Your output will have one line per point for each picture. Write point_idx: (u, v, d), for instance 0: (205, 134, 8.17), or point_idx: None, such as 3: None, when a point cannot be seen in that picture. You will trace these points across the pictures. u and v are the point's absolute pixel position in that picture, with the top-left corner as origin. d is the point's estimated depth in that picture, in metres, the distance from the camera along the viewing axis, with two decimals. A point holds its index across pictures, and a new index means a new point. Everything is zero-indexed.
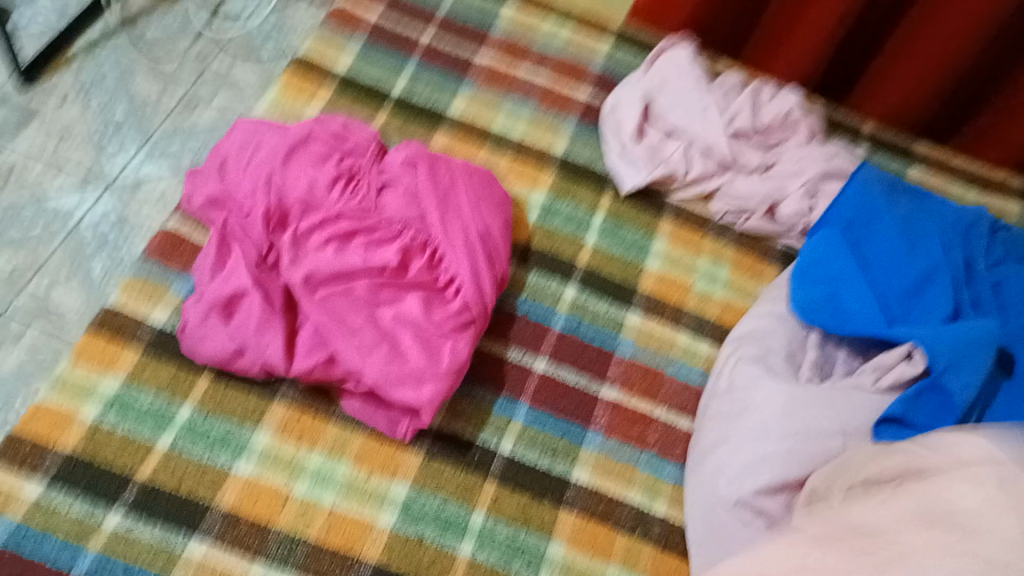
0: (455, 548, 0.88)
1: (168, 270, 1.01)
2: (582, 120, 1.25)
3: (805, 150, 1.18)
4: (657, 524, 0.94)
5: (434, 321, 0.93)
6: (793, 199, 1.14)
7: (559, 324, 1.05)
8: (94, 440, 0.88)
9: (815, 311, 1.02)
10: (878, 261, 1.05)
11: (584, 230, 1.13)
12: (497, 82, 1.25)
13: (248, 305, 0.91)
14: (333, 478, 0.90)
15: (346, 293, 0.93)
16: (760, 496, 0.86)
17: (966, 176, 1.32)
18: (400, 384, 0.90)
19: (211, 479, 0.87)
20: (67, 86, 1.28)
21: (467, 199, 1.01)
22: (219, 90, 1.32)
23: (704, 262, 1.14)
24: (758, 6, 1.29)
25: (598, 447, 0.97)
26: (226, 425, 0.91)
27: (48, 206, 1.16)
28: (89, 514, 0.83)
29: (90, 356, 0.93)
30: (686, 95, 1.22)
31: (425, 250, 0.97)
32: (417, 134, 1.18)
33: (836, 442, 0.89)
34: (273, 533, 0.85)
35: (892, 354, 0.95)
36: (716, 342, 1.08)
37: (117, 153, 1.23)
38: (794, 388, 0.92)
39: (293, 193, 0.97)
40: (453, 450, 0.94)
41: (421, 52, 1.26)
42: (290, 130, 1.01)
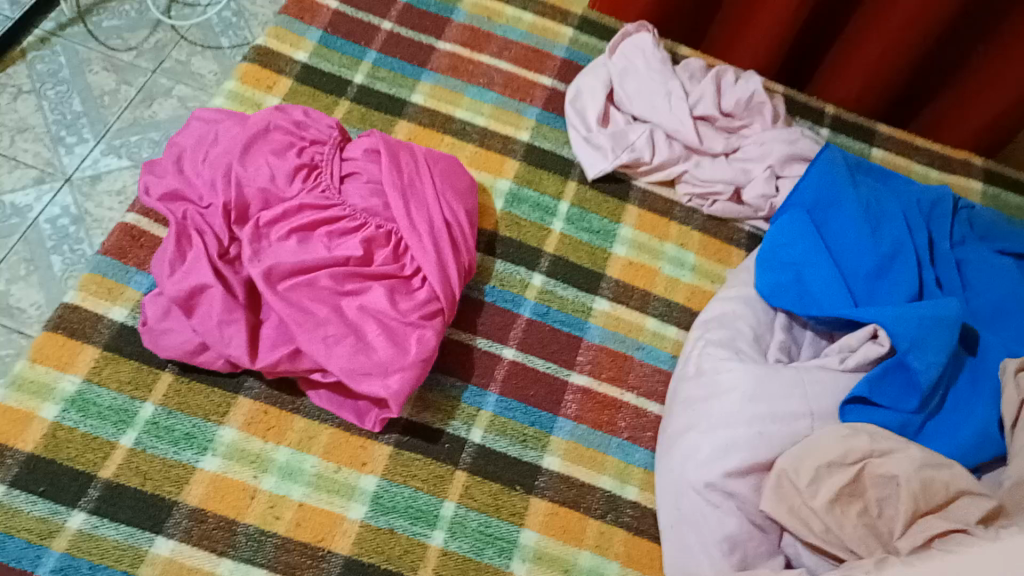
0: (426, 538, 0.87)
1: (128, 265, 0.99)
2: (547, 106, 1.24)
3: (769, 133, 1.19)
4: (628, 509, 0.94)
5: (400, 311, 0.92)
6: (759, 182, 1.14)
7: (527, 312, 1.05)
8: (55, 438, 0.86)
9: (780, 294, 1.02)
10: (841, 242, 1.06)
11: (551, 217, 1.13)
12: (460, 69, 1.24)
13: (208, 300, 0.89)
14: (302, 471, 0.89)
15: (310, 285, 0.91)
16: (730, 478, 0.86)
17: (929, 156, 1.32)
18: (366, 376, 0.89)
19: (177, 476, 0.86)
20: (22, 77, 1.26)
21: (431, 187, 1.00)
22: (179, 80, 1.30)
23: (671, 247, 1.15)
24: None
25: (568, 434, 0.97)
26: (191, 421, 0.90)
27: (5, 200, 1.14)
28: (51, 514, 0.82)
29: (49, 353, 0.91)
30: (650, 79, 1.22)
31: (390, 239, 0.97)
32: (381, 122, 1.17)
33: (803, 422, 0.90)
34: (241, 528, 0.84)
35: (858, 335, 0.95)
36: (684, 326, 1.08)
37: (76, 145, 1.21)
38: (762, 370, 0.93)
39: (254, 184, 0.96)
40: (423, 440, 0.93)
41: (383, 40, 1.24)
42: (250, 120, 1.00)
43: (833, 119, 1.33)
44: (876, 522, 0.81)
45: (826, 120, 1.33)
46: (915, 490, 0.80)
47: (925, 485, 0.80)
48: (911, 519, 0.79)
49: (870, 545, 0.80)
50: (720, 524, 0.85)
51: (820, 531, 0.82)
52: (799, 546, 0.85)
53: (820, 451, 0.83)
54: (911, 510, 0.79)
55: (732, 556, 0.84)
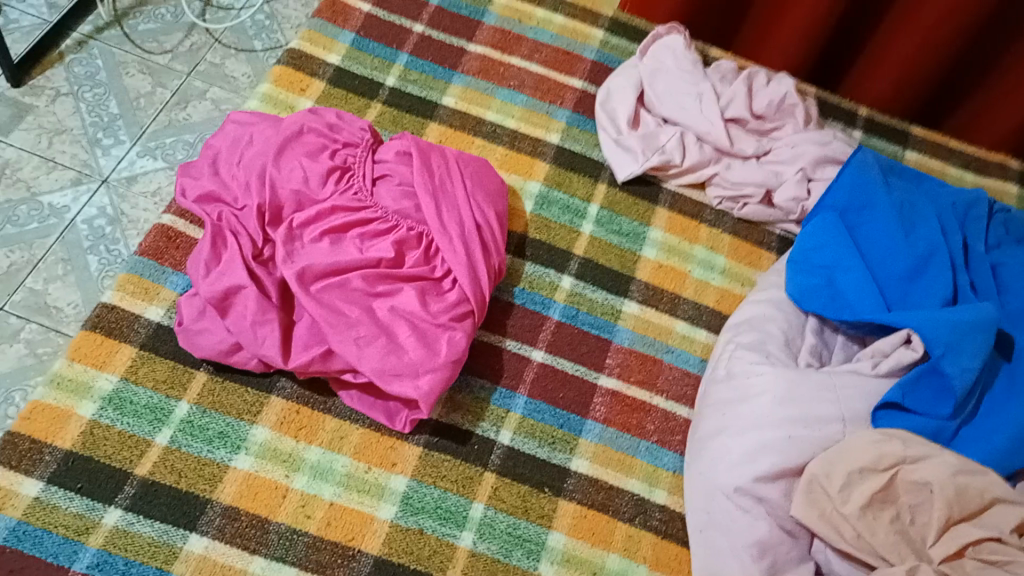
0: (455, 539, 0.88)
1: (164, 265, 1.01)
2: (577, 108, 1.24)
3: (801, 136, 1.18)
4: (657, 512, 0.94)
5: (430, 313, 0.93)
6: (790, 185, 1.14)
7: (556, 314, 1.05)
8: (92, 435, 0.88)
9: (812, 297, 1.01)
10: (874, 246, 1.05)
11: (580, 219, 1.13)
12: (490, 71, 1.25)
13: (243, 300, 0.90)
14: (332, 471, 0.90)
15: (342, 286, 0.92)
16: (760, 483, 0.86)
17: (964, 159, 1.30)
18: (397, 377, 0.89)
19: (210, 474, 0.87)
20: (60, 80, 1.28)
21: (462, 189, 1.01)
22: (214, 82, 1.32)
23: (701, 249, 1.14)
24: None
25: (597, 436, 0.97)
26: (224, 420, 0.91)
27: (43, 201, 1.16)
28: (88, 510, 0.84)
29: (87, 351, 0.92)
30: (681, 81, 1.22)
31: (421, 241, 0.97)
32: (411, 125, 1.17)
33: (835, 427, 0.89)
34: (273, 527, 0.86)
35: (891, 340, 0.95)
36: (713, 330, 1.08)
37: (113, 147, 1.23)
38: (794, 374, 0.92)
39: (288, 186, 0.96)
40: (452, 441, 0.94)
41: (414, 42, 1.25)
42: (284, 123, 1.01)
43: (865, 120, 1.31)
44: (909, 529, 0.81)
45: (859, 121, 1.31)
46: (949, 496, 0.80)
47: (960, 491, 0.80)
48: (945, 526, 0.80)
49: (902, 552, 0.80)
50: (751, 529, 0.85)
51: (852, 538, 0.81)
52: (829, 553, 0.84)
53: (852, 456, 0.83)
54: (944, 517, 0.80)
55: (762, 561, 0.83)
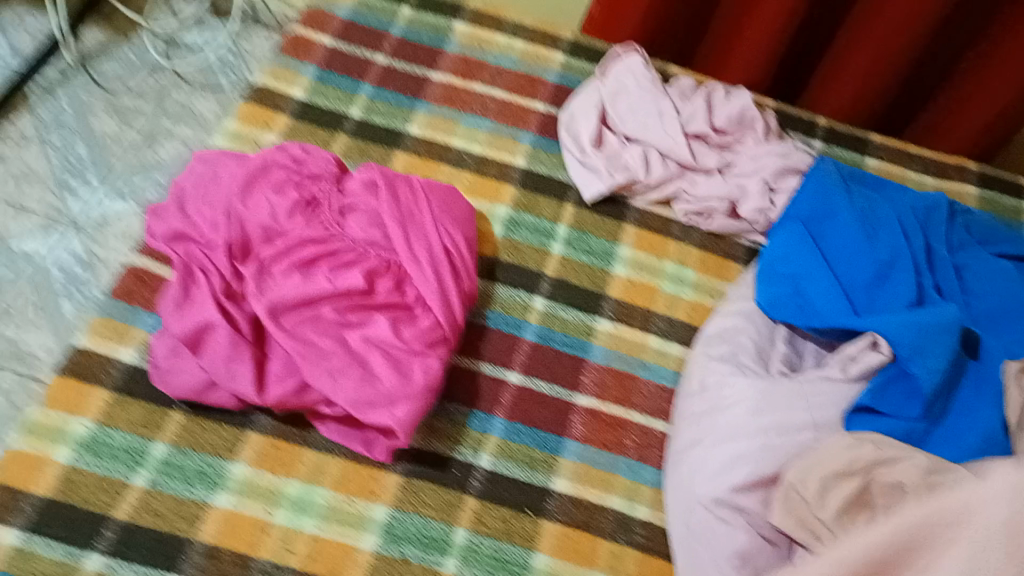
0: (440, 566, 0.88)
1: (135, 307, 1.00)
2: (542, 131, 1.26)
3: (762, 148, 1.21)
4: (639, 527, 0.94)
5: (404, 340, 0.93)
6: (755, 196, 1.15)
7: (530, 335, 1.06)
8: (68, 481, 0.87)
9: (780, 308, 1.03)
10: (839, 253, 1.06)
11: (550, 240, 1.14)
12: (455, 98, 1.26)
13: (214, 338, 0.90)
14: (313, 504, 0.90)
15: (315, 319, 0.93)
16: (738, 493, 0.87)
17: (922, 164, 1.32)
18: (373, 407, 0.90)
19: (190, 514, 0.87)
20: (27, 126, 1.28)
21: (430, 216, 1.02)
22: (182, 121, 1.32)
23: (670, 264, 1.16)
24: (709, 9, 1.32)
25: (576, 455, 0.98)
26: (202, 458, 0.91)
27: (14, 248, 1.16)
28: (68, 556, 0.83)
29: (61, 397, 0.92)
30: (641, 100, 1.24)
31: (390, 270, 0.98)
32: (378, 154, 1.18)
33: (807, 434, 0.90)
34: (256, 563, 0.85)
35: (857, 344, 0.96)
36: (686, 343, 1.09)
37: (81, 190, 1.23)
38: (763, 383, 0.94)
39: (257, 222, 0.98)
40: (432, 468, 0.94)
41: (378, 73, 1.26)
42: (250, 160, 1.02)
43: (825, 130, 1.34)
44: None
45: (819, 131, 1.34)
46: None
47: None
48: None
49: None
50: (731, 539, 0.86)
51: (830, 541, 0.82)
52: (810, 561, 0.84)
53: (826, 459, 0.84)
54: None
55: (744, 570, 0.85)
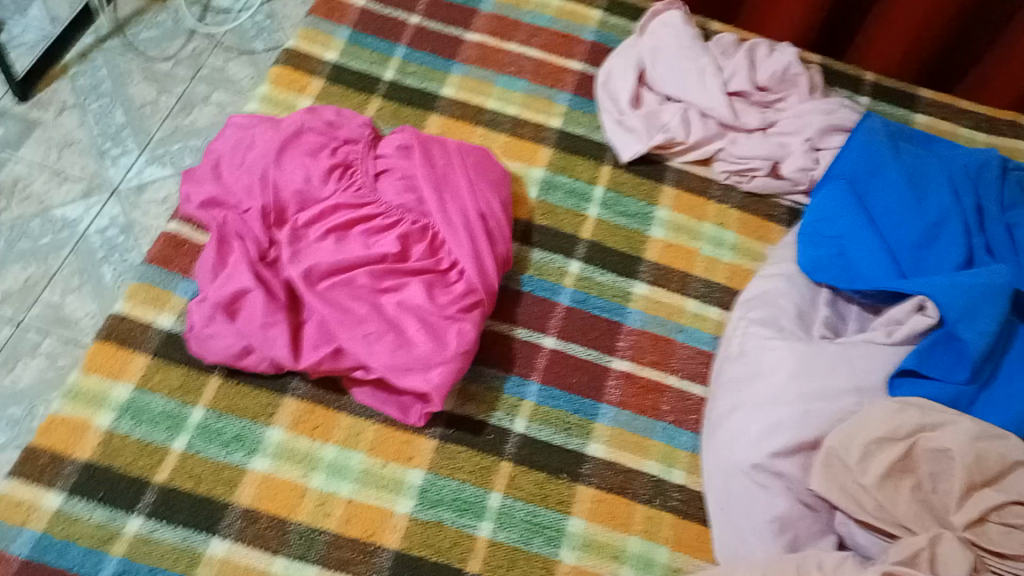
0: (475, 529, 0.88)
1: (173, 272, 1.01)
2: (578, 90, 1.23)
3: (806, 105, 1.17)
4: (675, 493, 0.93)
5: (438, 305, 0.92)
6: (797, 155, 1.12)
7: (566, 299, 1.04)
8: (110, 445, 0.89)
9: (823, 269, 1.00)
10: (885, 213, 1.02)
11: (586, 203, 1.12)
12: (488, 58, 1.24)
13: (250, 304, 0.91)
14: (349, 468, 0.90)
15: (348, 284, 0.93)
16: (777, 459, 0.85)
17: (974, 119, 1.27)
18: (408, 371, 0.90)
19: (228, 477, 0.88)
20: (66, 92, 1.28)
21: (465, 178, 1.01)
22: (218, 85, 1.31)
23: (709, 227, 1.13)
24: None
25: (612, 420, 0.97)
26: (239, 423, 0.92)
27: (55, 215, 1.17)
28: (110, 519, 0.85)
29: (102, 362, 0.94)
30: (682, 57, 1.20)
31: (425, 234, 0.97)
32: (412, 117, 1.17)
33: (851, 400, 0.88)
34: (292, 526, 0.86)
35: (902, 308, 0.94)
36: (725, 307, 1.07)
37: (120, 156, 1.23)
38: (804, 347, 0.92)
39: (290, 187, 0.97)
40: (466, 433, 0.94)
41: (411, 34, 1.24)
42: (283, 124, 1.01)
43: (873, 86, 1.29)
44: (931, 497, 0.80)
45: (866, 87, 1.29)
46: (970, 463, 0.78)
47: (980, 457, 0.79)
48: (967, 492, 0.78)
49: (924, 521, 0.79)
50: (770, 505, 0.84)
51: (872, 509, 0.81)
52: (852, 525, 0.83)
53: (869, 425, 0.82)
54: (965, 482, 0.78)
55: (784, 536, 0.83)
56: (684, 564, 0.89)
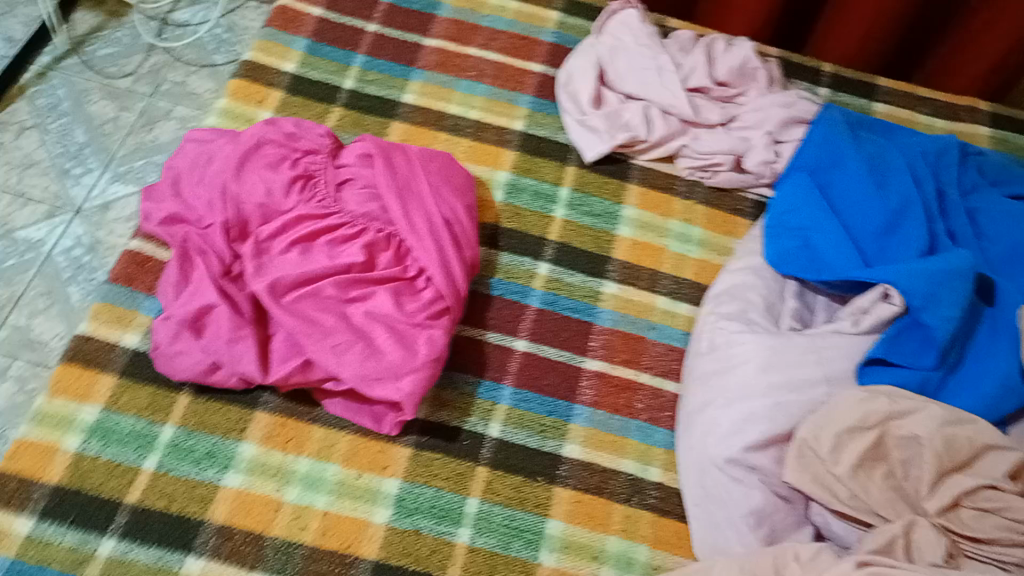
0: (453, 536, 0.88)
1: (136, 291, 1.00)
2: (540, 93, 1.23)
3: (766, 98, 1.17)
4: (653, 490, 0.93)
5: (406, 313, 0.92)
6: (758, 150, 1.12)
7: (536, 301, 1.04)
8: (78, 468, 0.87)
9: (788, 262, 1.01)
10: (847, 202, 1.03)
11: (552, 204, 1.12)
12: (449, 63, 1.24)
13: (215, 320, 0.90)
14: (323, 480, 0.90)
15: (314, 295, 0.92)
16: (751, 452, 0.86)
17: (931, 106, 1.29)
18: (379, 381, 0.89)
19: (201, 495, 0.87)
20: (24, 113, 1.25)
21: (429, 185, 1.00)
22: (179, 101, 1.29)
23: (676, 223, 1.13)
24: None
25: (586, 420, 0.97)
26: (210, 439, 0.91)
27: (17, 236, 1.14)
28: (82, 542, 0.83)
29: (67, 384, 0.92)
30: (639, 55, 1.21)
31: (391, 242, 0.97)
32: (374, 125, 1.16)
33: (821, 389, 0.88)
34: (269, 541, 0.85)
35: (868, 297, 0.94)
36: (694, 302, 1.07)
37: (82, 175, 1.20)
38: (774, 340, 0.92)
39: (252, 200, 0.96)
40: (441, 440, 0.93)
41: (369, 42, 1.24)
42: (241, 137, 1.00)
43: (831, 78, 1.30)
44: (903, 484, 0.81)
45: (824, 79, 1.30)
46: (939, 448, 0.79)
47: (949, 442, 0.80)
48: (938, 478, 0.80)
49: (898, 508, 0.80)
50: (746, 498, 0.85)
51: (846, 497, 0.81)
52: (828, 515, 0.83)
53: (839, 415, 0.83)
54: (937, 468, 0.79)
55: (760, 529, 0.84)
56: (664, 561, 0.89)
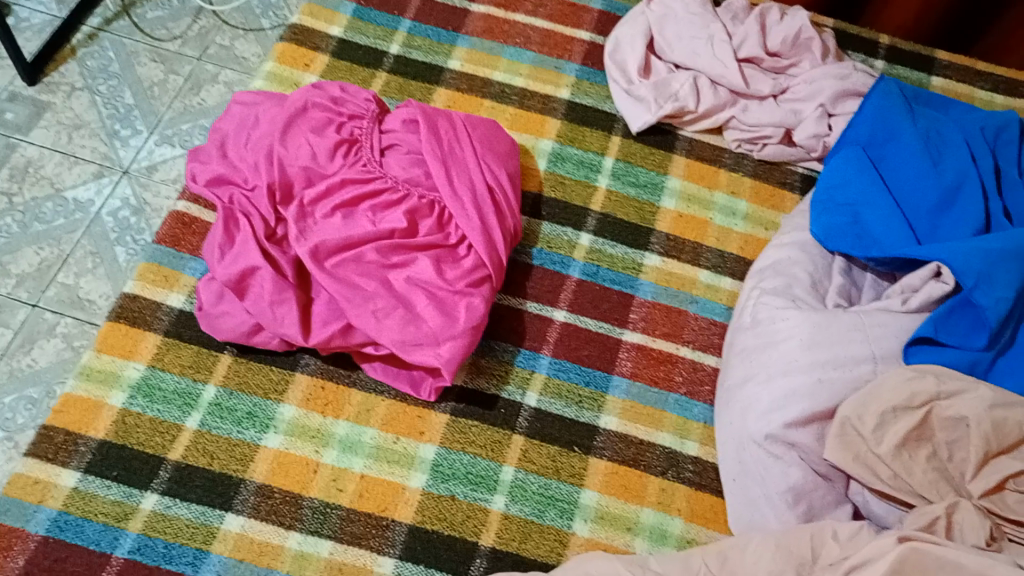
0: (488, 502, 0.88)
1: (182, 252, 1.01)
2: (586, 61, 1.21)
3: (819, 70, 1.14)
4: (690, 465, 0.93)
5: (447, 280, 0.92)
6: (810, 122, 1.10)
7: (576, 271, 1.04)
8: (124, 424, 0.89)
9: (837, 237, 0.98)
10: (900, 179, 1.00)
11: (596, 173, 1.11)
12: (495, 30, 1.22)
13: (259, 281, 0.90)
14: (361, 443, 0.91)
15: (357, 260, 0.92)
16: (791, 429, 0.84)
17: (991, 82, 1.25)
18: (417, 347, 0.90)
19: (242, 454, 0.89)
20: (75, 74, 1.27)
21: (472, 152, 0.99)
22: (225, 65, 1.29)
23: (722, 196, 1.12)
24: None
25: (624, 393, 0.96)
26: (252, 400, 0.92)
27: (67, 196, 1.16)
28: (126, 496, 0.85)
29: (114, 342, 0.94)
30: (689, 23, 1.17)
31: (433, 209, 0.96)
32: (418, 91, 1.16)
33: (866, 367, 0.86)
34: (307, 502, 0.87)
35: (920, 275, 0.91)
36: (738, 277, 1.06)
37: (130, 137, 1.22)
38: (821, 317, 0.89)
39: (297, 163, 0.96)
40: (478, 407, 0.94)
41: (416, 7, 1.23)
42: (287, 101, 1.00)
43: (888, 49, 1.26)
44: (947, 465, 0.80)
45: (882, 50, 1.26)
46: (987, 431, 0.78)
47: (998, 424, 0.78)
48: (984, 461, 0.79)
49: (941, 489, 0.79)
50: (784, 475, 0.84)
51: (888, 478, 0.80)
52: (867, 495, 0.84)
53: (884, 394, 0.81)
54: (983, 453, 0.78)
55: (797, 507, 0.83)
56: (699, 536, 0.89)
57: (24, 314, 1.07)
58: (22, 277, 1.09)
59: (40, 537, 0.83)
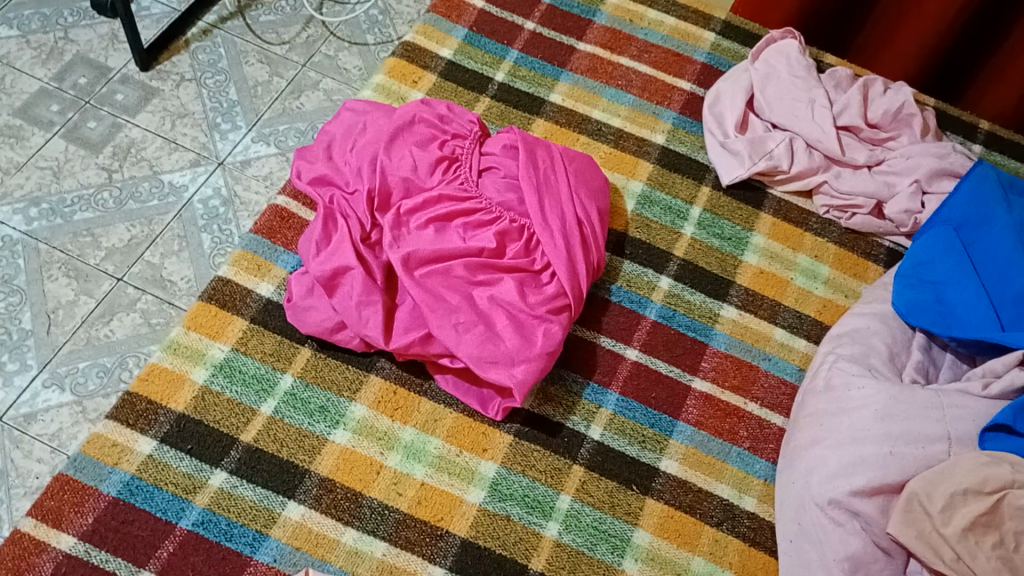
0: (541, 528, 0.89)
1: (277, 244, 1.05)
2: (684, 110, 1.23)
3: (917, 146, 1.14)
4: (745, 520, 0.93)
5: (529, 304, 0.94)
6: (903, 197, 1.10)
7: (653, 313, 1.05)
8: (203, 400, 0.93)
9: (920, 313, 0.98)
10: (991, 263, 0.99)
11: (682, 221, 1.12)
12: (599, 69, 1.25)
13: (350, 281, 0.93)
14: (425, 452, 0.93)
15: (445, 273, 0.94)
16: (855, 497, 0.84)
17: None
18: (493, 364, 0.91)
19: (311, 445, 0.91)
20: (185, 66, 1.28)
21: (566, 184, 1.01)
22: (327, 73, 1.30)
23: (805, 258, 1.12)
24: (862, 6, 1.25)
25: (687, 439, 0.97)
26: (326, 395, 0.95)
27: (163, 179, 1.17)
28: (196, 470, 0.89)
29: (203, 321, 0.98)
30: (791, 86, 1.19)
31: (522, 233, 0.98)
32: (518, 120, 1.19)
33: (940, 447, 0.85)
34: (367, 501, 0.89)
35: (1004, 361, 0.91)
36: (813, 340, 1.06)
37: (230, 132, 1.22)
38: (896, 389, 0.89)
39: (398, 173, 0.98)
40: (543, 433, 0.95)
41: (525, 39, 1.27)
42: (396, 113, 1.03)
43: (987, 133, 1.27)
44: (1013, 555, 0.78)
45: (980, 134, 1.27)
46: None
47: None
48: None
49: None
50: (843, 543, 0.83)
51: (950, 560, 0.79)
52: None
53: (955, 474, 0.81)
54: None
55: None
56: None
57: (108, 286, 1.08)
58: (111, 250, 1.11)
59: (111, 498, 0.86)
